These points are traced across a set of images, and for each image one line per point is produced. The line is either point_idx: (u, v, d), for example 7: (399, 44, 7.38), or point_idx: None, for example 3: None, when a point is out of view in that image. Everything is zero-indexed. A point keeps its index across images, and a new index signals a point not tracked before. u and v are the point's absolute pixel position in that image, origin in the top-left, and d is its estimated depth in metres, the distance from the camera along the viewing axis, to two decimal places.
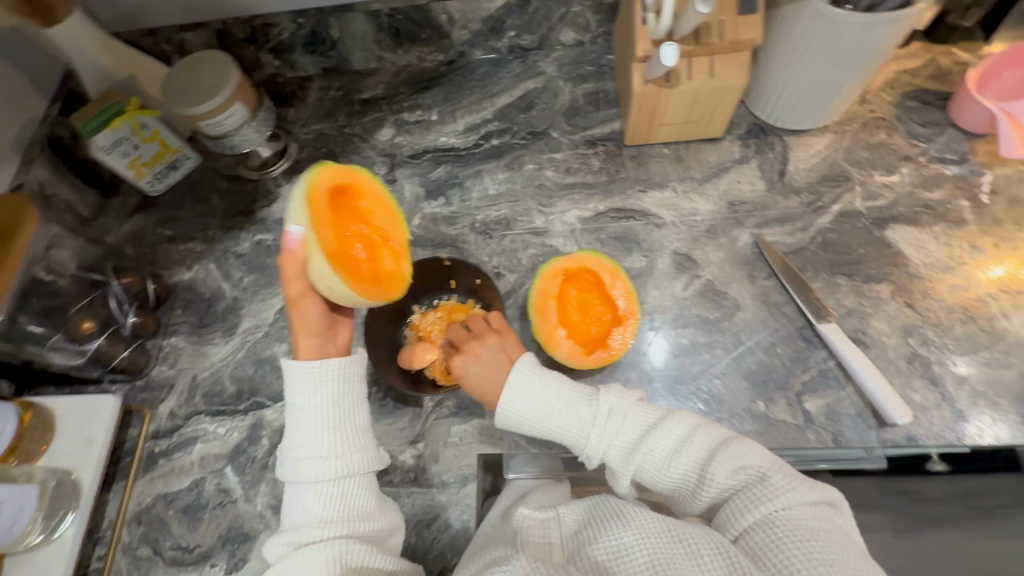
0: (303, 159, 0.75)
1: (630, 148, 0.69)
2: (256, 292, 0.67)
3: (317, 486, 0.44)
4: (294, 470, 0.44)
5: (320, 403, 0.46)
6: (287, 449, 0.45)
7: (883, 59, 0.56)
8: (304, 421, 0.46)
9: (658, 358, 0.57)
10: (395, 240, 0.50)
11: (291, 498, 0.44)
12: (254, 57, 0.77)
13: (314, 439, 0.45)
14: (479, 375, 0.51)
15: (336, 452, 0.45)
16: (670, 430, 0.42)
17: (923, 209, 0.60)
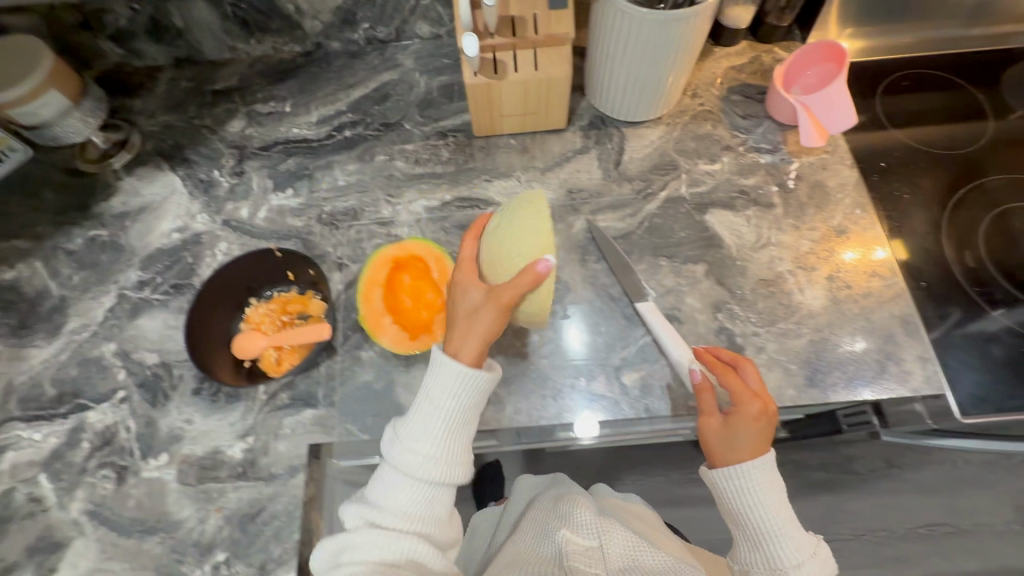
0: (147, 151, 0.72)
1: (479, 139, 0.70)
2: (86, 290, 0.63)
3: (411, 485, 0.45)
4: (395, 462, 0.45)
5: (463, 399, 0.46)
6: (404, 442, 0.46)
7: (687, 55, 0.61)
8: (434, 415, 0.46)
9: (577, 342, 0.58)
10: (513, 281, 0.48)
11: (377, 485, 0.45)
12: (92, 44, 0.73)
13: (433, 437, 0.46)
14: (741, 442, 0.46)
15: (444, 457, 0.45)
16: (769, 477, 0.46)
17: (738, 195, 0.65)
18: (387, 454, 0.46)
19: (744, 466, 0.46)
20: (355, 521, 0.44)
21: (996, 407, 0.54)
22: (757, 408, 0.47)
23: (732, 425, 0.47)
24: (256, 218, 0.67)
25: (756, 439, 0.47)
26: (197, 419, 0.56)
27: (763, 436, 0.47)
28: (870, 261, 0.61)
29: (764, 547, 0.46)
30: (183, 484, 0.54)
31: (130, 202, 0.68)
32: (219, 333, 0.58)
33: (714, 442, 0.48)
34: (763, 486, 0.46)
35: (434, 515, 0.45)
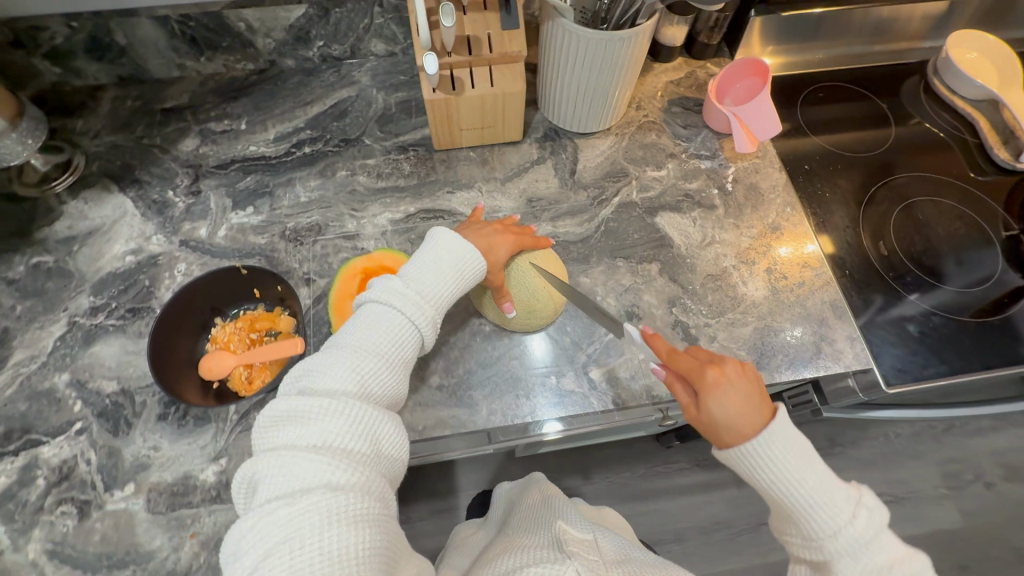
0: (93, 173, 0.69)
1: (440, 153, 0.72)
2: (32, 320, 0.60)
3: (389, 328, 0.50)
4: (381, 303, 0.51)
5: (447, 267, 0.54)
6: (382, 293, 0.51)
7: (631, 70, 0.65)
8: (423, 277, 0.53)
9: (544, 351, 0.61)
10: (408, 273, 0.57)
11: (351, 330, 0.50)
12: (27, 64, 0.69)
13: (418, 296, 0.52)
14: (726, 418, 0.45)
15: (422, 307, 0.52)
16: (787, 434, 0.44)
17: (684, 198, 0.71)
18: (368, 295, 0.52)
19: (751, 443, 0.44)
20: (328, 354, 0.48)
21: (913, 377, 0.62)
22: (713, 376, 0.46)
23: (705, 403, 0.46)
24: (216, 237, 0.66)
25: (745, 392, 0.46)
26: (164, 445, 0.55)
27: (757, 388, 0.46)
28: (801, 253, 0.68)
29: (801, 522, 0.43)
30: (153, 513, 0.53)
31: (76, 225, 0.66)
32: (184, 356, 0.58)
33: (712, 431, 0.46)
34: (779, 455, 0.44)
35: (399, 366, 0.50)
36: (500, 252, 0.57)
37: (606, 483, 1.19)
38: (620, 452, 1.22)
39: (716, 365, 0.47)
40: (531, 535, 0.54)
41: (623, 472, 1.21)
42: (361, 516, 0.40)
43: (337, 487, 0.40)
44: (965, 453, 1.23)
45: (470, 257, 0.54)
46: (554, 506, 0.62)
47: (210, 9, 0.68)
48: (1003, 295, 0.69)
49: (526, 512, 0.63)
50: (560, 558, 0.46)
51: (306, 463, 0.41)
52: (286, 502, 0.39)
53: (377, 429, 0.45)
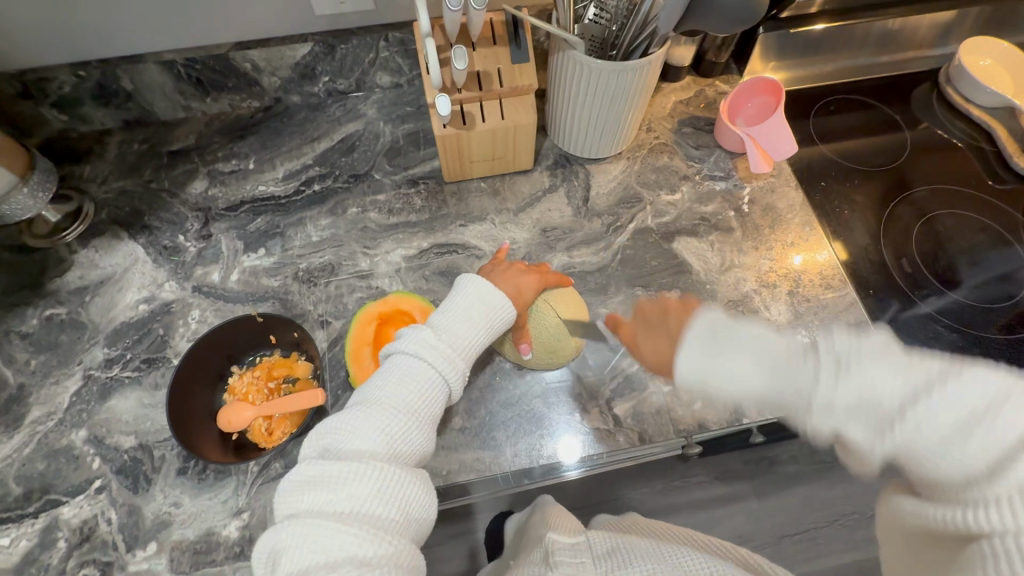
0: (103, 220, 0.68)
1: (451, 185, 0.71)
2: (47, 375, 0.59)
3: (417, 382, 0.49)
4: (409, 356, 0.50)
5: (475, 315, 0.53)
6: (411, 344, 0.51)
7: (643, 97, 0.64)
8: (451, 326, 0.52)
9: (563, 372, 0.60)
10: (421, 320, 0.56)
11: (380, 384, 0.50)
12: (34, 113, 0.69)
13: (447, 347, 0.51)
14: (648, 349, 0.55)
15: (451, 359, 0.51)
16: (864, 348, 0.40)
17: (701, 222, 0.69)
18: (397, 346, 0.51)
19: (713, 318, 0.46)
20: (356, 412, 0.47)
21: None
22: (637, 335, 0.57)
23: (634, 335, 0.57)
24: (229, 281, 0.65)
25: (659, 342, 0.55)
26: (185, 501, 0.54)
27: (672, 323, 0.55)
28: (825, 275, 0.66)
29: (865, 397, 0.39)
30: (177, 573, 0.51)
31: (88, 275, 0.65)
32: (202, 408, 0.57)
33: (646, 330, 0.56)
34: (759, 369, 0.43)
35: (427, 421, 0.49)
36: (525, 295, 0.56)
37: None
38: None
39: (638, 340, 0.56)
40: (527, 551, 0.53)
41: None
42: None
43: (365, 561, 0.40)
44: None
45: (498, 302, 0.53)
46: (553, 514, 0.61)
47: (215, 51, 0.68)
48: (1015, 315, 0.66)
49: (530, 530, 0.61)
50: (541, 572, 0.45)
51: (332, 535, 0.41)
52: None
53: (404, 494, 0.44)
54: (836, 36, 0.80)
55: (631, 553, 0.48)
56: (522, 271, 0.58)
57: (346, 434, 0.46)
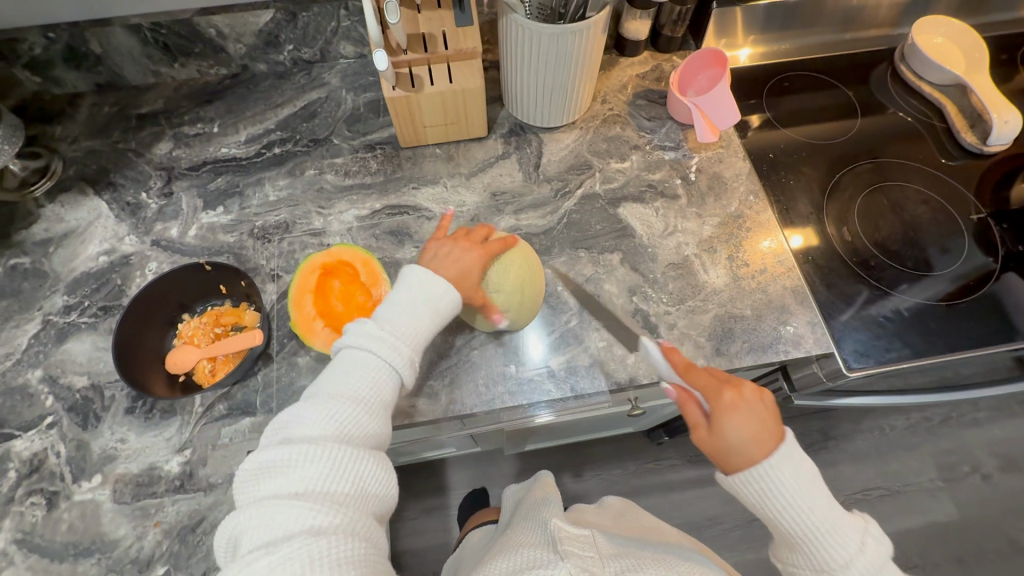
0: (70, 177, 0.71)
1: (406, 150, 0.74)
2: (8, 318, 0.62)
3: (366, 370, 0.50)
4: (355, 349, 0.52)
5: (418, 303, 0.54)
6: (356, 336, 0.52)
7: (588, 64, 0.66)
8: (396, 316, 0.53)
9: (539, 351, 0.61)
10: (365, 278, 0.59)
11: (331, 375, 0.51)
12: (7, 74, 0.72)
13: (392, 336, 0.52)
14: (738, 442, 0.45)
15: (397, 346, 0.52)
16: (797, 467, 0.44)
17: (647, 189, 0.71)
18: (344, 339, 0.53)
19: (760, 467, 0.44)
20: (311, 400, 0.49)
21: (875, 360, 0.62)
22: (730, 397, 0.47)
23: (721, 424, 0.46)
24: (187, 236, 0.68)
25: (760, 420, 0.46)
26: (131, 437, 0.56)
27: (771, 413, 0.47)
28: (767, 242, 0.68)
29: (810, 550, 0.45)
30: (119, 503, 0.54)
31: (53, 228, 0.68)
32: (152, 349, 0.59)
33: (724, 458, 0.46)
34: (788, 476, 0.44)
35: (380, 407, 0.50)
36: (472, 273, 0.56)
37: (593, 479, 1.19)
38: (608, 449, 1.22)
39: (733, 386, 0.48)
40: (527, 533, 0.54)
41: (612, 468, 1.21)
42: (345, 556, 0.42)
43: (319, 531, 0.42)
44: (959, 444, 1.23)
45: (440, 285, 0.54)
46: (553, 504, 0.61)
47: (180, 16, 0.70)
48: (956, 289, 0.67)
49: (527, 511, 0.62)
50: (552, 560, 0.46)
51: (287, 509, 0.43)
52: (269, 551, 0.41)
53: (358, 473, 0.46)
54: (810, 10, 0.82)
55: (634, 558, 0.49)
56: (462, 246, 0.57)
57: (299, 421, 0.48)
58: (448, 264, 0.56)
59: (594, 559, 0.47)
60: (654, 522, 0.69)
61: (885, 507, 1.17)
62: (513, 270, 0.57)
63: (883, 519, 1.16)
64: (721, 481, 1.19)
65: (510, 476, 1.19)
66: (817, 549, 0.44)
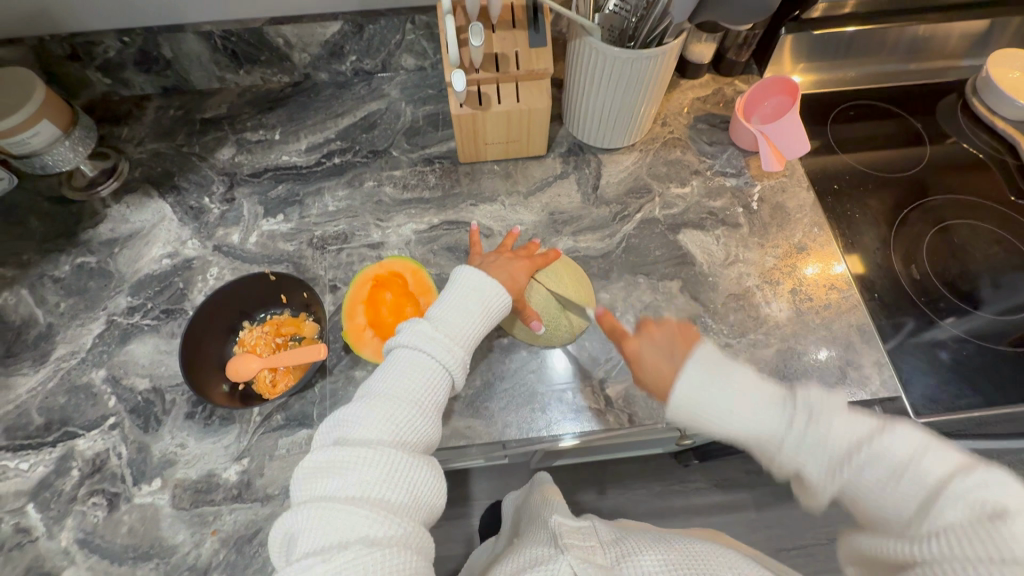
0: (136, 179, 0.72)
1: (465, 166, 0.73)
2: (74, 316, 0.63)
3: (419, 373, 0.50)
4: (407, 350, 0.52)
5: (469, 305, 0.54)
6: (410, 336, 0.52)
7: (657, 88, 0.65)
8: (446, 319, 0.53)
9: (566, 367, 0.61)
10: (413, 286, 0.61)
11: (386, 375, 0.51)
12: (81, 75, 0.74)
13: (443, 338, 0.52)
14: (646, 358, 0.52)
15: (449, 348, 0.52)
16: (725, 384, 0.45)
17: (708, 216, 0.70)
18: (397, 341, 0.53)
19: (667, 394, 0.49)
20: (369, 402, 0.49)
21: (945, 407, 0.59)
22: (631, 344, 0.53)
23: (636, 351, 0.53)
24: (247, 243, 0.68)
25: (662, 351, 0.52)
26: (190, 443, 0.57)
27: (675, 340, 0.52)
28: (826, 271, 0.66)
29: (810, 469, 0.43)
30: (177, 509, 0.54)
31: (119, 228, 0.69)
32: (213, 357, 0.60)
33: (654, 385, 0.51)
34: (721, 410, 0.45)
35: (433, 409, 0.50)
36: (522, 280, 0.58)
37: (622, 499, 1.18)
38: (636, 468, 1.21)
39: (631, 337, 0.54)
40: (533, 534, 0.54)
41: (640, 488, 1.19)
42: (400, 569, 0.41)
43: (375, 541, 0.42)
44: None
45: (490, 290, 0.55)
46: (555, 502, 0.61)
47: (251, 24, 0.71)
48: None
49: (531, 513, 0.62)
50: (553, 555, 0.46)
51: (343, 515, 0.42)
52: (324, 559, 0.40)
53: (412, 482, 0.45)
54: (873, 40, 0.79)
55: (636, 542, 0.48)
56: (509, 256, 0.60)
57: (359, 421, 0.48)
58: (500, 272, 0.58)
59: (597, 547, 0.47)
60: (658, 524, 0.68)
61: None
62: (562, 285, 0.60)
63: None
64: (750, 509, 1.17)
65: None
66: (825, 451, 0.42)
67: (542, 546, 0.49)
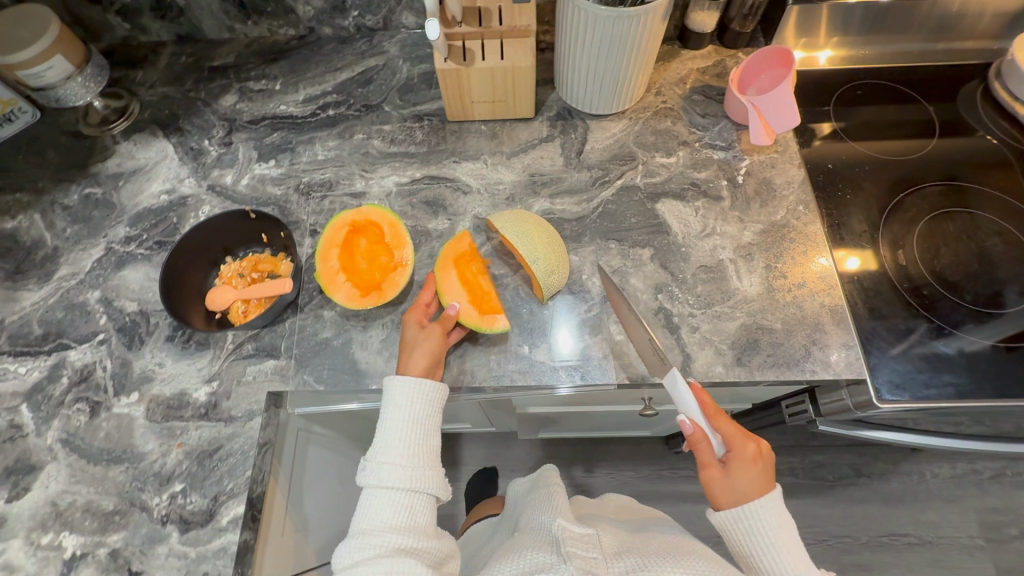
0: (144, 119, 0.77)
1: (453, 124, 0.75)
2: (77, 242, 0.68)
3: (397, 498, 0.49)
4: (373, 485, 0.50)
5: (415, 417, 0.52)
6: (376, 467, 0.50)
7: (643, 53, 0.65)
8: (399, 437, 0.51)
9: (556, 333, 0.61)
10: (390, 239, 0.61)
11: (365, 508, 0.49)
12: (101, 19, 0.78)
13: (399, 456, 0.51)
14: (742, 489, 0.50)
15: (415, 465, 0.51)
16: (781, 517, 0.49)
17: (690, 186, 0.69)
18: (364, 482, 0.50)
19: (752, 505, 0.49)
20: (357, 539, 0.47)
21: (912, 395, 0.57)
22: (753, 452, 0.51)
23: (728, 475, 0.50)
24: (239, 185, 0.72)
25: (758, 480, 0.50)
26: (168, 363, 0.61)
27: (765, 472, 0.51)
28: (825, 261, 0.64)
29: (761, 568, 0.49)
30: (150, 421, 0.59)
31: (125, 164, 0.74)
32: (195, 286, 0.64)
33: (719, 492, 0.50)
34: (770, 521, 0.48)
35: (425, 529, 0.49)
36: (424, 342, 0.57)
37: (605, 477, 1.18)
38: (623, 449, 1.21)
39: (755, 441, 0.52)
40: (531, 531, 0.53)
41: (625, 469, 1.19)
42: None
43: None
44: (1008, 505, 1.13)
45: (424, 386, 0.53)
46: (557, 498, 0.59)
47: None
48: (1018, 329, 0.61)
49: (533, 506, 0.60)
50: (556, 562, 0.44)
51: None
52: None
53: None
54: (893, 16, 0.75)
55: (642, 558, 0.47)
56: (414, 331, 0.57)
57: (359, 556, 0.46)
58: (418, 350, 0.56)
59: (599, 563, 0.45)
60: (654, 513, 0.69)
61: (912, 557, 1.10)
62: (526, 237, 0.60)
63: (908, 568, 1.09)
64: None
65: (521, 460, 1.20)
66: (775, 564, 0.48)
67: (544, 549, 0.47)
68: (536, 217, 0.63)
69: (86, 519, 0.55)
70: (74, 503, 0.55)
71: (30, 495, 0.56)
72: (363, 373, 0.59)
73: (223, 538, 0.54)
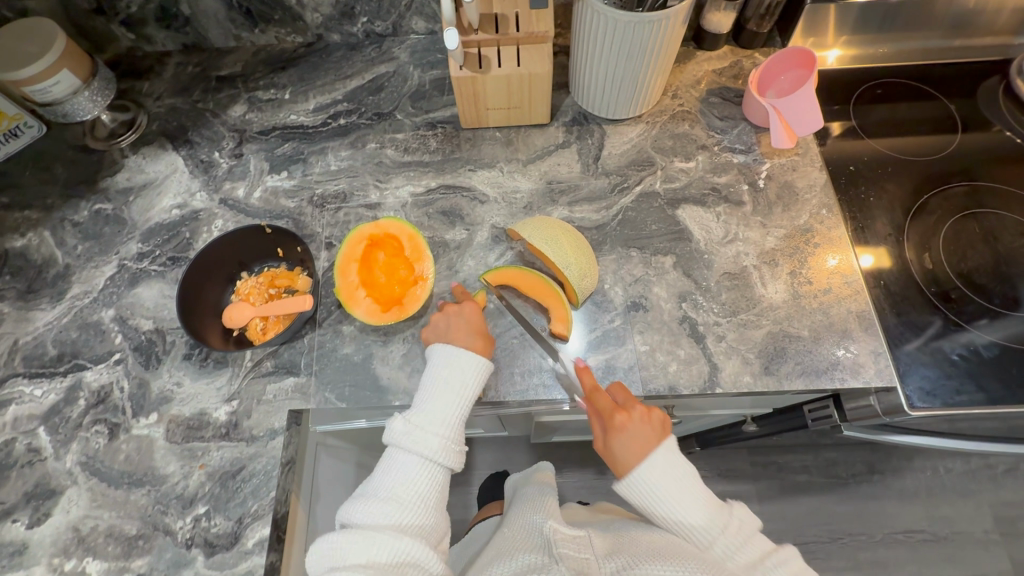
0: (153, 131, 0.75)
1: (467, 131, 0.73)
2: (89, 259, 0.67)
3: (453, 395, 0.51)
4: (442, 370, 0.52)
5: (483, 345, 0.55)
6: (449, 365, 0.53)
7: (660, 57, 0.63)
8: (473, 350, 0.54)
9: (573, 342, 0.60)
10: (410, 252, 0.60)
11: (426, 395, 0.52)
12: (106, 29, 0.77)
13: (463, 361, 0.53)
14: (622, 455, 0.49)
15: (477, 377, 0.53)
16: (668, 470, 0.47)
17: (711, 192, 0.68)
18: (435, 364, 0.53)
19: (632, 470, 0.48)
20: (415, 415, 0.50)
21: (943, 402, 0.56)
22: (620, 420, 0.50)
23: (609, 442, 0.50)
24: (252, 198, 0.71)
25: (645, 436, 0.50)
26: (186, 382, 0.60)
27: (655, 433, 0.50)
28: (835, 258, 0.64)
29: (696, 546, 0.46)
30: (170, 442, 0.58)
31: (134, 178, 0.72)
32: (211, 304, 0.63)
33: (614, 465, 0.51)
34: (657, 478, 0.47)
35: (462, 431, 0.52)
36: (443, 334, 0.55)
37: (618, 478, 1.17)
38: None
39: (624, 408, 0.51)
40: (524, 531, 0.50)
41: None
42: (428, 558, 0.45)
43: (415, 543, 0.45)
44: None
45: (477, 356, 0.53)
46: (550, 496, 0.58)
47: None
48: None
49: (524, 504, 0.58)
50: (548, 563, 0.43)
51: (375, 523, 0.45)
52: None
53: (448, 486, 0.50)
54: (913, 13, 0.74)
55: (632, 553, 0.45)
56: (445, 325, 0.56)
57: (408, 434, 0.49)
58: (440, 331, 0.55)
59: (590, 563, 0.43)
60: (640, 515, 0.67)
61: (929, 553, 1.09)
62: (559, 241, 0.59)
63: (924, 564, 1.08)
64: (751, 500, 1.13)
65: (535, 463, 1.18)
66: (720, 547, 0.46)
67: (536, 552, 0.45)
68: (562, 222, 0.62)
69: (109, 544, 0.54)
70: (97, 527, 0.54)
71: (52, 520, 0.55)
72: (385, 390, 0.58)
73: (250, 561, 0.53)
